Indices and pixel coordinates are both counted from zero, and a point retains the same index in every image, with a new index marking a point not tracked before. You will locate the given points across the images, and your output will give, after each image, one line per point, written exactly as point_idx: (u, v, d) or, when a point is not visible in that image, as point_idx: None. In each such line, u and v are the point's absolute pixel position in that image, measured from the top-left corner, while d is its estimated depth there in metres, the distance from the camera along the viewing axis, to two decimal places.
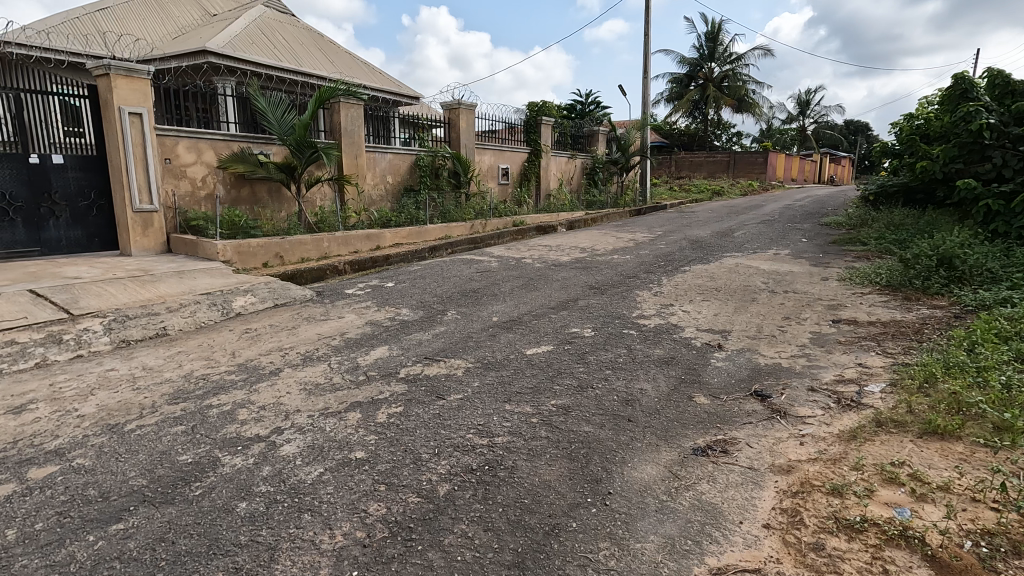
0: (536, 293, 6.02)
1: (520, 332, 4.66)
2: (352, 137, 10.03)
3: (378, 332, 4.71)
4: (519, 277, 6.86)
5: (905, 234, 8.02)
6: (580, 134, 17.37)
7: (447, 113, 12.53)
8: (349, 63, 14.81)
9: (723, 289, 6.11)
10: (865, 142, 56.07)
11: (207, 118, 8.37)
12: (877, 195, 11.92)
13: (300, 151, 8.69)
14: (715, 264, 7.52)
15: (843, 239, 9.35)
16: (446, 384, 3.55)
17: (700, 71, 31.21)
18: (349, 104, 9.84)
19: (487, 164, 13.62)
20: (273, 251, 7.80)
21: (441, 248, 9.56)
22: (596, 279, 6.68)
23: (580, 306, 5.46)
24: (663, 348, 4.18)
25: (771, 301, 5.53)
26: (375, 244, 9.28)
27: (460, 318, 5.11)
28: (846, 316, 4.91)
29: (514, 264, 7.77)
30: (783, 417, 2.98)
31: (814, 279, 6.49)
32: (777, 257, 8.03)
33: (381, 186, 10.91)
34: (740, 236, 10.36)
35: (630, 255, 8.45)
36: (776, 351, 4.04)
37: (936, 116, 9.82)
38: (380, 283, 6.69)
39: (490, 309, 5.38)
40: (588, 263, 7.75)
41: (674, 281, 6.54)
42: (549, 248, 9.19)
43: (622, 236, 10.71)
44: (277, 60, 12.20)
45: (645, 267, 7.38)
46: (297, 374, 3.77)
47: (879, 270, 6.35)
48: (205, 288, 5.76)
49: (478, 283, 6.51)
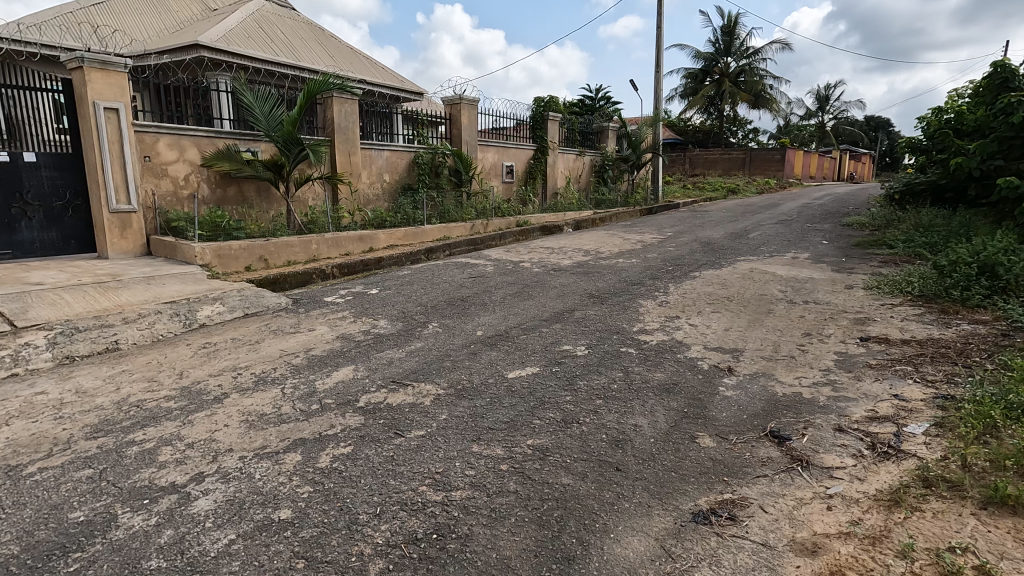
0: (530, 302, 5.51)
1: (506, 349, 4.17)
2: (346, 133, 9.58)
3: (347, 348, 4.24)
4: (515, 284, 6.36)
5: (937, 236, 7.38)
6: (589, 131, 16.79)
7: (448, 108, 12.06)
8: (350, 58, 14.39)
9: (736, 299, 5.55)
10: (887, 138, 54.60)
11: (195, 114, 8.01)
12: (904, 193, 11.22)
13: (288, 148, 8.28)
14: (727, 270, 6.95)
15: (867, 241, 8.72)
16: (409, 416, 3.07)
17: (715, 66, 30.41)
18: (343, 99, 9.40)
19: (491, 162, 13.12)
20: (257, 254, 7.40)
21: (438, 251, 9.11)
22: (597, 287, 6.16)
23: (576, 317, 4.95)
24: (664, 372, 3.65)
25: (789, 313, 4.96)
26: (368, 247, 8.86)
27: (442, 331, 4.63)
28: (875, 333, 4.34)
29: (511, 268, 7.28)
30: (806, 468, 2.45)
31: (837, 287, 5.91)
32: (795, 261, 7.44)
33: (378, 184, 10.47)
34: (755, 238, 9.75)
35: (636, 258, 7.94)
36: (795, 377, 3.50)
37: (971, 108, 9.12)
38: (364, 289, 6.23)
39: (477, 321, 4.89)
40: (590, 268, 7.22)
41: (682, 289, 6.00)
42: (551, 250, 8.68)
43: (629, 237, 10.17)
44: (273, 54, 11.81)
45: (650, 273, 6.84)
46: (242, 402, 3.31)
47: (909, 278, 5.76)
48: (172, 296, 5.34)
49: (469, 290, 6.03)
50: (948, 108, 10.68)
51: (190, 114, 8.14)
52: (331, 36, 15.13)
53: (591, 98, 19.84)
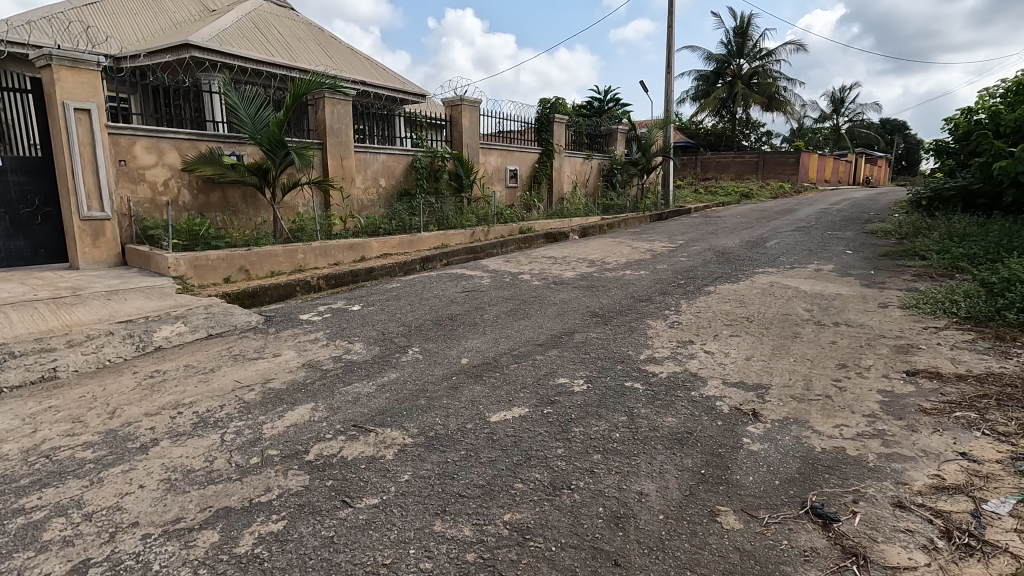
0: (526, 322, 4.96)
1: (492, 382, 3.61)
2: (339, 135, 9.10)
3: (311, 380, 3.70)
4: (511, 299, 5.82)
5: (977, 248, 6.75)
6: (597, 133, 16.22)
7: (449, 110, 11.55)
8: (350, 60, 13.95)
9: (756, 320, 4.94)
10: (904, 141, 53.46)
11: (179, 115, 7.59)
12: (932, 199, 10.55)
13: (273, 151, 7.79)
14: (745, 284, 6.34)
15: (896, 251, 8.08)
16: (364, 478, 2.51)
17: (727, 68, 29.77)
18: (335, 100, 8.94)
19: (494, 165, 12.58)
20: (237, 265, 6.91)
21: (434, 260, 8.59)
22: (601, 304, 5.59)
23: (576, 342, 4.39)
24: (676, 417, 3.07)
25: (818, 339, 4.36)
26: (359, 256, 8.36)
27: (423, 359, 4.07)
28: (923, 365, 3.73)
29: (510, 281, 6.74)
30: (864, 571, 1.87)
31: (870, 306, 5.30)
32: (819, 274, 6.82)
33: (373, 189, 9.96)
34: (773, 247, 9.12)
35: (645, 269, 7.37)
36: (834, 427, 2.89)
37: (1008, 109, 8.47)
38: (346, 304, 5.71)
39: (465, 346, 4.34)
40: (594, 281, 6.66)
41: (696, 307, 5.42)
42: (555, 260, 8.15)
43: (638, 245, 9.59)
44: (268, 54, 11.37)
45: (660, 288, 6.25)
46: (171, 452, 2.77)
47: (953, 295, 5.14)
48: (132, 313, 4.85)
49: (461, 307, 5.50)
50: (978, 108, 10.04)
51: (180, 117, 7.77)
52: (331, 37, 14.71)
53: (600, 100, 19.30)
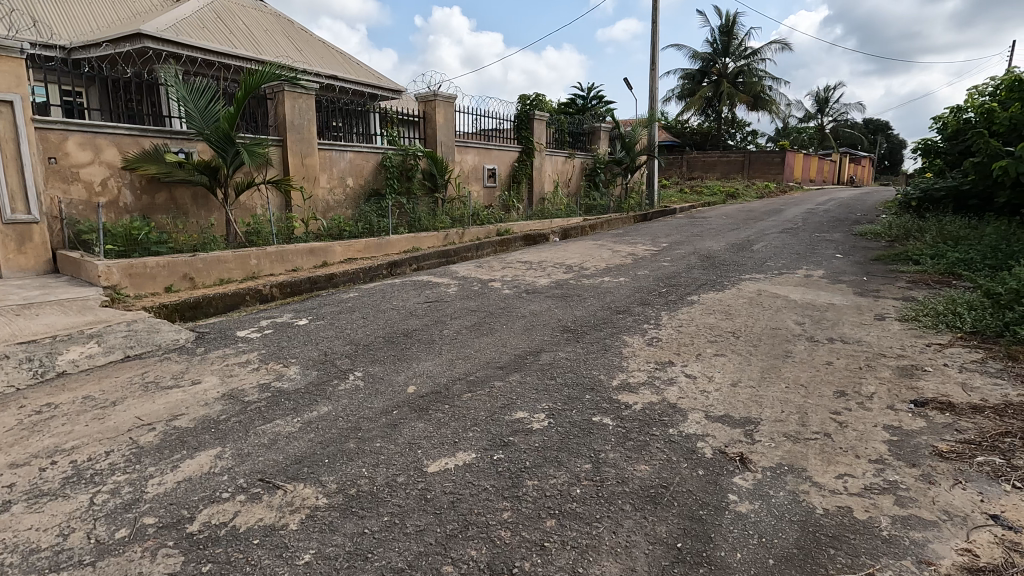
0: (490, 339, 4.45)
1: (439, 417, 3.10)
2: (301, 132, 8.54)
3: (227, 415, 3.15)
4: (477, 311, 5.30)
5: (975, 253, 6.38)
6: (580, 132, 15.77)
7: (422, 106, 10.99)
8: (321, 54, 13.31)
9: (743, 335, 4.48)
10: (887, 141, 53.82)
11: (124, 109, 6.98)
12: (922, 200, 10.24)
13: (223, 148, 7.23)
14: (732, 293, 5.89)
15: (888, 255, 7.70)
16: (253, 560, 1.98)
17: (713, 67, 29.52)
18: (296, 94, 8.37)
19: (471, 164, 12.02)
20: (181, 272, 6.33)
21: (403, 265, 8.07)
22: (575, 317, 5.10)
23: (543, 364, 3.89)
24: (651, 466, 2.57)
25: (812, 359, 3.92)
26: (321, 261, 7.82)
27: (367, 387, 3.54)
28: (932, 393, 3.27)
29: (479, 289, 6.24)
30: None
31: (865, 318, 4.88)
32: (808, 281, 6.40)
33: (340, 189, 9.39)
34: (760, 250, 8.71)
35: (624, 276, 6.92)
36: (837, 479, 2.42)
37: (1001, 106, 8.15)
38: (293, 317, 5.16)
39: (415, 369, 3.81)
40: (570, 290, 6.16)
41: (678, 320, 4.95)
42: (529, 265, 7.65)
43: (620, 248, 9.13)
44: (230, 46, 10.72)
45: (639, 297, 5.78)
46: (20, 522, 2.21)
47: (953, 306, 4.75)
48: (38, 331, 4.25)
49: (420, 321, 4.98)
50: (968, 107, 9.73)
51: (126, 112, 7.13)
52: (301, 30, 14.05)
53: (583, 97, 18.85)
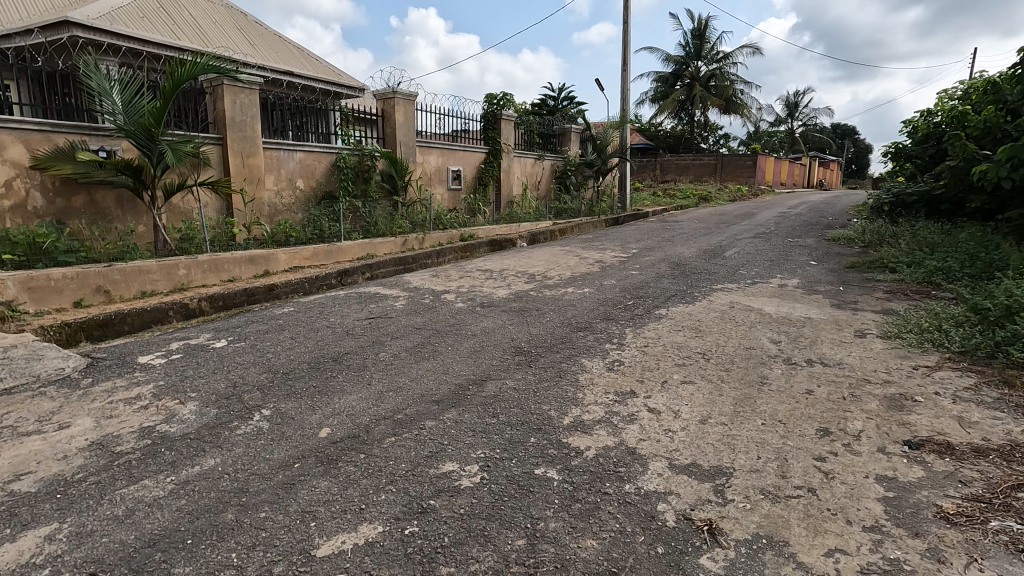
0: (431, 364, 3.91)
1: (349, 472, 2.54)
2: (244, 130, 7.87)
3: (84, 474, 2.54)
4: (423, 329, 4.76)
5: (954, 261, 6.07)
6: (550, 133, 15.33)
7: (381, 104, 10.38)
8: (275, 48, 12.58)
9: (715, 357, 4.02)
10: (854, 145, 54.93)
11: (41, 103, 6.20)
12: (894, 204, 10.04)
13: (148, 146, 6.52)
14: (702, 306, 5.45)
15: (862, 262, 7.40)
16: None
17: (685, 70, 29.47)
18: (236, 89, 7.70)
19: (434, 165, 11.45)
20: (93, 285, 5.63)
21: (354, 273, 7.50)
22: (531, 335, 4.58)
23: (487, 397, 3.36)
24: (599, 541, 2.07)
25: (789, 387, 3.48)
26: (262, 269, 7.18)
27: (272, 430, 2.96)
28: (926, 430, 2.85)
29: (430, 302, 5.69)
30: None
31: (845, 335, 4.49)
32: (783, 292, 6.02)
33: (288, 191, 8.73)
34: (732, 257, 8.35)
35: (589, 286, 6.45)
36: (826, 559, 1.95)
37: (973, 110, 7.94)
38: (211, 338, 4.53)
39: (335, 405, 3.24)
40: (529, 302, 5.66)
41: (643, 339, 4.48)
42: (489, 274, 7.14)
43: (588, 255, 8.68)
44: (171, 37, 9.94)
45: (603, 311, 5.30)
46: None
47: (937, 321, 4.39)
48: None
49: (356, 341, 4.42)
50: (938, 110, 9.56)
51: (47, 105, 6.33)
52: (255, 24, 13.28)
53: (554, 98, 18.42)
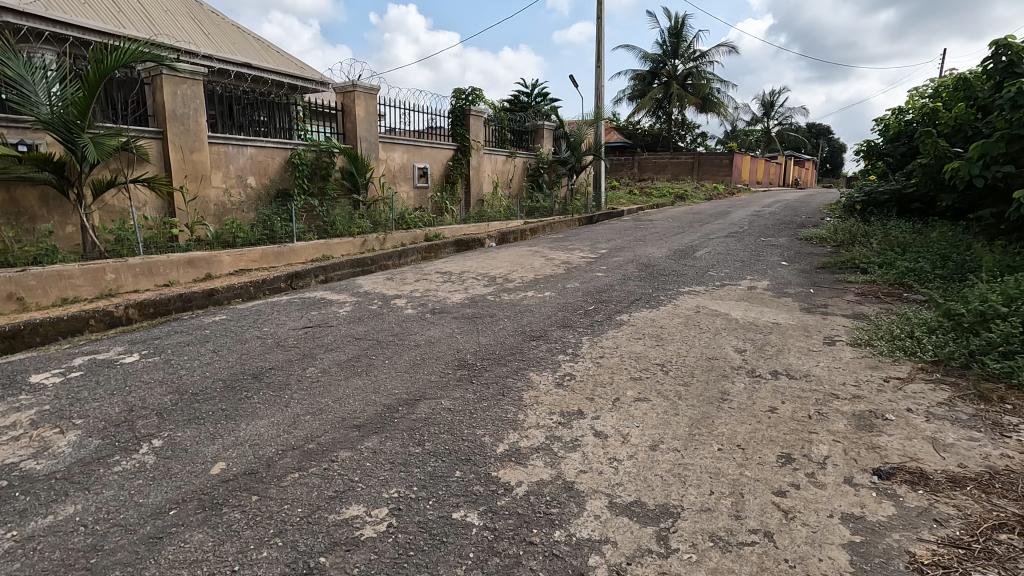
0: (361, 381, 3.51)
1: (232, 521, 2.15)
2: (186, 123, 7.35)
3: None
4: (362, 339, 4.36)
5: (926, 262, 5.88)
6: (522, 129, 14.98)
7: (340, 98, 9.90)
8: (231, 39, 11.98)
9: (673, 370, 3.71)
10: (828, 145, 55.70)
11: None
12: (866, 203, 9.90)
13: (72, 140, 6.00)
14: (667, 311, 5.14)
15: (834, 261, 7.19)
16: None
17: (662, 68, 29.34)
18: (177, 79, 7.18)
19: (399, 162, 11.00)
20: (5, 291, 5.08)
21: (306, 276, 7.06)
22: (478, 346, 4.21)
23: (416, 420, 2.98)
24: None
25: (751, 403, 3.17)
26: (204, 272, 6.70)
27: (156, 465, 2.55)
28: (897, 456, 2.56)
29: (378, 308, 5.29)
30: None
31: (813, 342, 4.22)
32: (752, 295, 5.76)
33: (238, 189, 8.23)
34: (703, 257, 8.09)
35: (551, 289, 6.12)
36: None
37: (945, 106, 7.78)
38: (123, 352, 4.07)
39: (239, 433, 2.83)
40: (483, 308, 5.29)
41: (600, 349, 4.15)
42: (447, 277, 6.76)
43: (555, 256, 8.34)
44: (113, 24, 9.31)
45: (560, 317, 4.95)
46: None
47: (908, 327, 4.14)
48: None
49: (285, 355, 4.00)
50: (910, 107, 9.44)
51: None
52: (211, 14, 12.65)
53: (528, 95, 18.06)
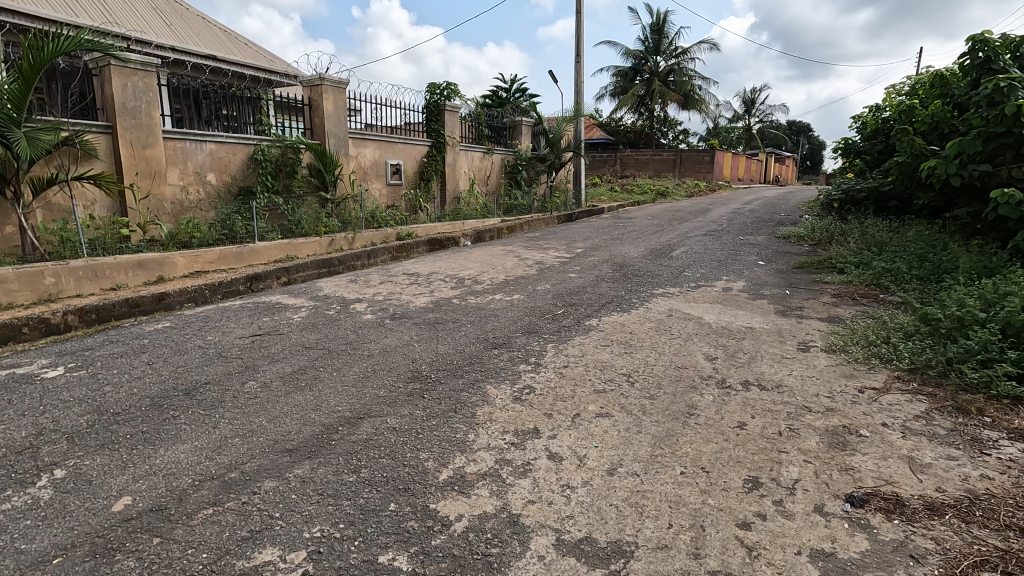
0: (303, 397, 3.24)
1: (123, 572, 1.87)
2: (137, 117, 6.96)
3: None
4: (312, 349, 4.07)
5: (902, 263, 5.76)
6: (499, 125, 14.70)
7: (308, 91, 9.54)
8: (196, 31, 11.53)
9: (639, 381, 3.50)
10: (809, 143, 56.25)
11: None
12: (844, 201, 9.82)
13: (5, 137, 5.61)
14: (638, 315, 4.93)
15: (811, 261, 7.06)
16: None
17: (644, 65, 29.23)
18: (127, 70, 6.78)
19: (370, 159, 10.67)
20: None
21: (266, 278, 6.73)
22: (436, 355, 3.96)
23: (355, 443, 2.73)
24: None
25: (719, 419, 2.96)
26: (155, 275, 6.34)
27: (51, 502, 2.25)
28: (872, 478, 2.37)
29: (336, 314, 5.00)
30: None
31: (788, 349, 4.04)
32: (727, 297, 5.58)
33: (197, 186, 7.86)
34: (679, 256, 7.91)
35: (521, 292, 5.87)
36: None
37: (922, 104, 7.68)
38: (48, 366, 3.74)
39: (155, 461, 2.55)
40: (447, 313, 5.02)
41: (565, 357, 3.92)
42: (414, 279, 6.50)
43: (529, 256, 8.11)
44: (65, 14, 8.85)
45: (527, 323, 4.72)
46: None
47: (884, 332, 3.98)
48: None
49: (225, 368, 3.70)
50: (887, 105, 9.36)
51: None
52: (175, 4, 12.16)
53: (507, 90, 17.77)
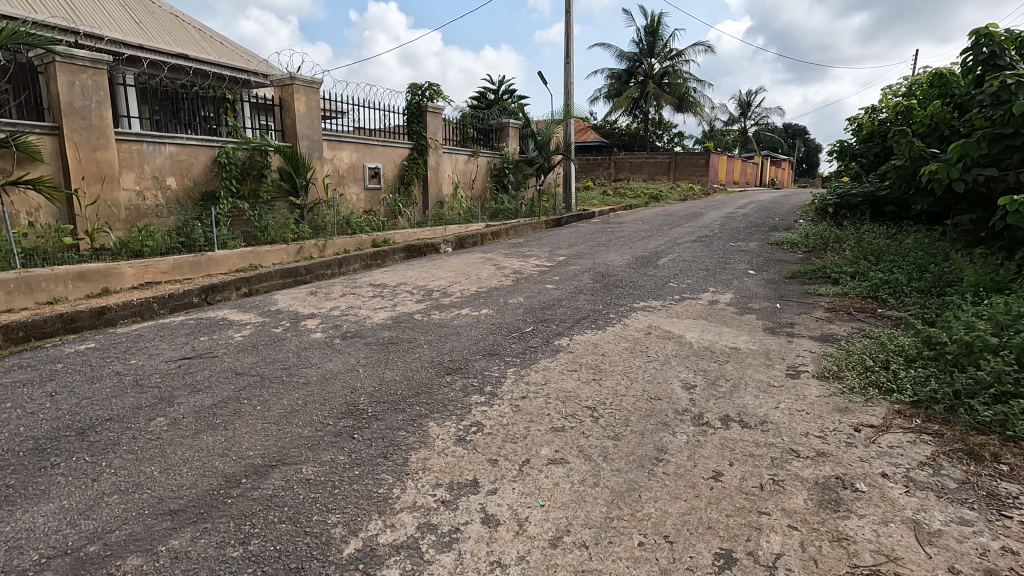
0: (213, 439, 2.79)
1: None
2: (86, 117, 6.51)
3: None
4: (244, 376, 3.63)
5: (901, 275, 5.35)
6: (486, 127, 14.28)
7: (279, 91, 9.10)
8: (168, 30, 11.09)
9: (604, 416, 3.06)
10: (805, 146, 55.99)
11: None
12: (839, 206, 9.42)
13: None
14: (614, 334, 4.49)
15: (804, 270, 6.65)
16: None
17: (638, 67, 28.91)
18: (73, 67, 6.34)
19: (347, 162, 10.23)
20: None
21: (223, 289, 6.28)
22: (380, 384, 3.51)
23: (255, 502, 2.28)
24: None
25: (692, 467, 2.52)
26: (100, 287, 5.89)
27: None
28: (871, 555, 1.93)
29: (283, 332, 4.56)
30: None
31: (776, 374, 3.61)
32: (712, 311, 5.15)
33: (155, 190, 7.41)
34: (666, 265, 7.49)
35: (491, 305, 5.43)
36: None
37: (919, 104, 7.30)
38: None
39: (4, 530, 2.10)
40: (404, 331, 4.58)
41: (524, 385, 3.48)
42: (378, 291, 6.07)
43: (507, 264, 7.68)
44: (21, 9, 8.42)
45: (490, 343, 4.28)
46: None
47: (882, 356, 3.56)
48: None
49: (136, 399, 3.26)
50: (883, 106, 8.96)
51: None
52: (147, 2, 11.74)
53: (495, 91, 17.36)
